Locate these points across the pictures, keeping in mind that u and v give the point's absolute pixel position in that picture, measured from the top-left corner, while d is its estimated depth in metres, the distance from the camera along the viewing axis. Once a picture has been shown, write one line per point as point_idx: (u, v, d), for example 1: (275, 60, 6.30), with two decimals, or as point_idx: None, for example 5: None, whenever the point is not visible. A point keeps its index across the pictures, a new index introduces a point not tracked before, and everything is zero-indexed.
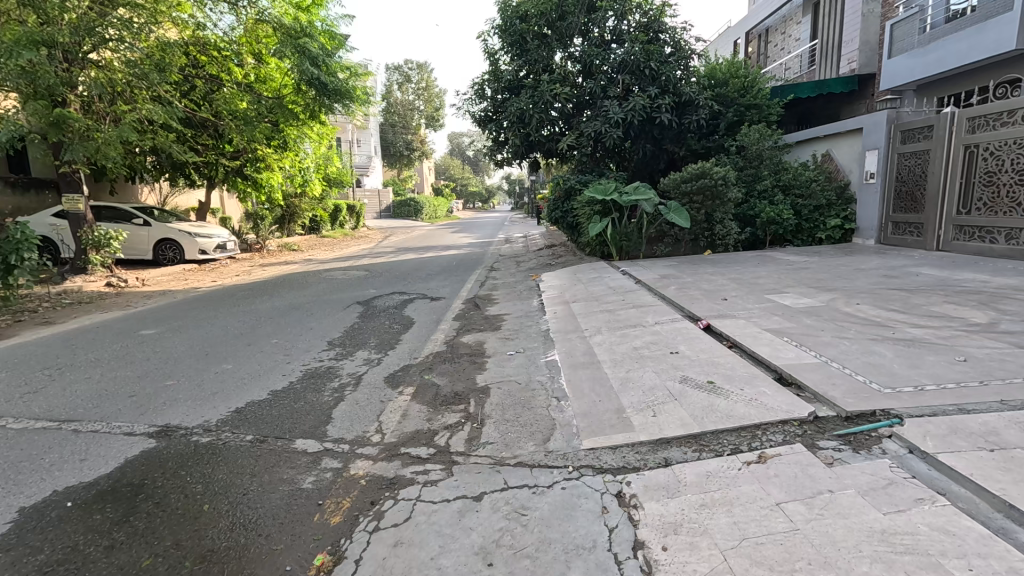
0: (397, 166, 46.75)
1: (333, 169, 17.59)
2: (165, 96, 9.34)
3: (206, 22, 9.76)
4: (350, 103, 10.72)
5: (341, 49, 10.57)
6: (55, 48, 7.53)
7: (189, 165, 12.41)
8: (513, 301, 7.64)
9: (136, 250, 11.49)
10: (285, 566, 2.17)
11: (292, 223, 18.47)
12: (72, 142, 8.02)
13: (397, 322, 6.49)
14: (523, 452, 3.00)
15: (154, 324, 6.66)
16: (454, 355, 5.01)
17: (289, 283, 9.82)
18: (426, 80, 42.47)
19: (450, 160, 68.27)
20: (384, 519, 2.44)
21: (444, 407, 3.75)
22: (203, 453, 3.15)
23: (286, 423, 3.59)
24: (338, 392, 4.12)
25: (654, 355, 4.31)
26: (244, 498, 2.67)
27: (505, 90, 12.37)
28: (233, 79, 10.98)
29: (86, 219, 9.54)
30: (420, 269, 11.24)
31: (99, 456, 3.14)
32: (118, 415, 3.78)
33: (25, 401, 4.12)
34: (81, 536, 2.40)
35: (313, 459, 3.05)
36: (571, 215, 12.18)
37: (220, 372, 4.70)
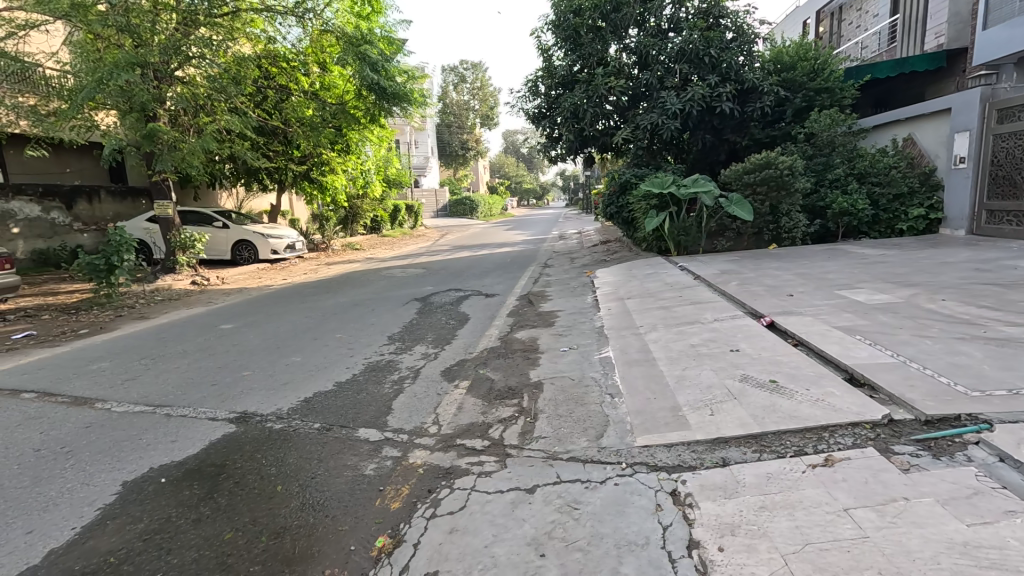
0: (453, 166, 47.67)
1: (392, 170, 18.19)
2: (241, 107, 10.06)
3: (276, 35, 10.38)
4: (407, 105, 11.11)
5: (399, 53, 10.93)
6: (148, 68, 8.23)
7: (262, 171, 13.25)
8: (567, 297, 7.63)
9: (216, 251, 12.42)
10: (349, 545, 2.31)
11: (355, 224, 19.29)
12: (161, 152, 8.83)
13: (452, 318, 6.65)
14: (576, 447, 3.01)
15: (232, 319, 7.19)
16: (507, 351, 5.08)
17: (352, 281, 10.29)
18: (481, 80, 43.01)
19: (505, 159, 68.77)
20: (441, 506, 2.54)
21: (498, 401, 3.82)
22: (276, 439, 3.40)
23: (350, 412, 3.79)
24: (398, 385, 4.30)
25: (713, 352, 4.18)
26: (312, 481, 2.86)
27: (558, 86, 12.28)
28: (301, 88, 11.61)
29: (174, 223, 10.44)
30: (474, 267, 11.42)
31: (187, 438, 3.46)
32: (202, 402, 4.14)
33: (126, 387, 4.59)
34: (173, 508, 2.67)
35: (375, 447, 3.21)
36: (626, 211, 11.92)
37: (290, 364, 5.02)
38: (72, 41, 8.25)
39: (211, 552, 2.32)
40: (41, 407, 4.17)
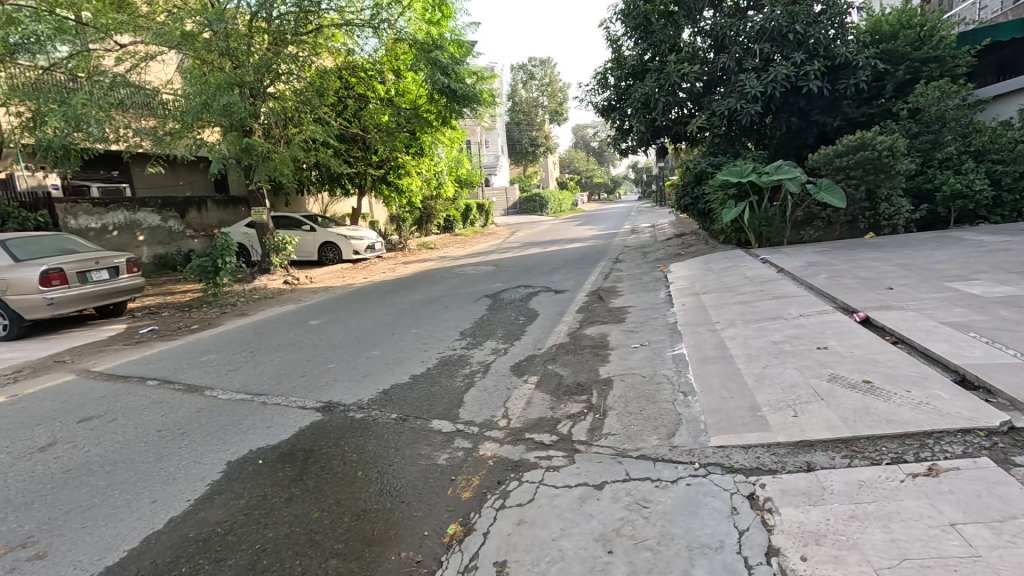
0: (523, 164, 47.83)
1: (464, 171, 18.65)
2: (324, 117, 10.81)
3: (355, 47, 10.98)
4: (477, 106, 11.38)
5: (469, 55, 11.16)
6: (245, 87, 9.01)
7: (344, 177, 14.09)
8: (638, 293, 7.43)
9: (304, 253, 13.37)
10: (423, 531, 2.42)
11: (429, 224, 19.97)
12: (258, 163, 9.68)
13: (523, 314, 6.72)
14: (647, 445, 2.95)
15: (319, 316, 7.72)
16: (577, 347, 5.06)
17: (427, 279, 10.70)
18: (550, 75, 44.12)
19: (575, 154, 67.87)
20: (510, 498, 2.59)
21: (566, 397, 3.82)
22: (357, 427, 3.63)
23: (425, 403, 3.97)
24: (469, 378, 4.45)
25: (798, 350, 3.90)
26: (389, 469, 3.02)
27: (629, 77, 11.99)
28: (378, 95, 12.20)
29: (269, 228, 11.37)
30: (544, 263, 11.43)
31: (281, 424, 3.79)
32: (294, 391, 4.50)
33: (230, 377, 5.10)
34: (268, 487, 2.94)
35: (447, 438, 3.33)
36: (703, 202, 11.36)
37: (370, 358, 5.33)
38: (182, 67, 9.22)
39: (301, 528, 2.53)
40: (161, 394, 4.73)
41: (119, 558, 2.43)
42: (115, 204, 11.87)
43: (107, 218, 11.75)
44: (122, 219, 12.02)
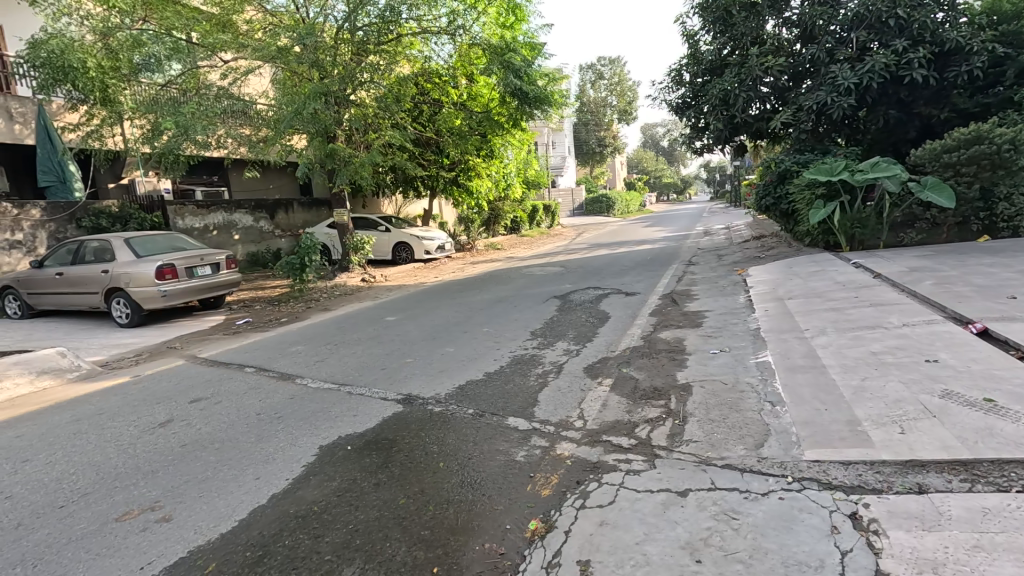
0: (589, 164, 47.36)
1: (532, 172, 18.80)
2: (401, 122, 11.26)
3: (431, 54, 11.29)
4: (548, 107, 11.44)
5: (540, 57, 11.23)
6: (330, 96, 9.55)
7: (417, 179, 14.61)
8: (715, 296, 7.16)
9: (380, 252, 14.02)
10: (505, 524, 2.48)
11: (496, 225, 20.24)
12: (340, 167, 10.28)
13: (593, 316, 6.66)
14: (732, 455, 2.83)
15: (395, 312, 8.07)
16: (652, 351, 4.95)
17: (495, 279, 10.87)
18: (619, 75, 43.08)
19: (643, 154, 66.27)
20: (590, 498, 2.59)
21: (642, 401, 3.75)
22: (436, 420, 3.77)
23: (499, 401, 4.04)
24: (542, 377, 4.48)
25: (902, 362, 3.60)
26: (469, 462, 3.11)
27: (706, 72, 11.57)
28: (452, 100, 12.54)
29: (348, 228, 12.01)
30: (613, 265, 11.25)
31: (366, 414, 4.01)
32: (376, 383, 4.75)
33: (318, 367, 5.47)
34: (357, 472, 3.12)
35: (524, 436, 3.37)
36: (786, 202, 10.67)
37: (445, 354, 5.52)
38: (276, 79, 9.96)
39: (390, 513, 2.66)
40: (259, 380, 5.15)
41: (230, 527, 2.67)
42: (216, 206, 12.95)
43: (210, 218, 12.83)
44: (222, 219, 13.11)
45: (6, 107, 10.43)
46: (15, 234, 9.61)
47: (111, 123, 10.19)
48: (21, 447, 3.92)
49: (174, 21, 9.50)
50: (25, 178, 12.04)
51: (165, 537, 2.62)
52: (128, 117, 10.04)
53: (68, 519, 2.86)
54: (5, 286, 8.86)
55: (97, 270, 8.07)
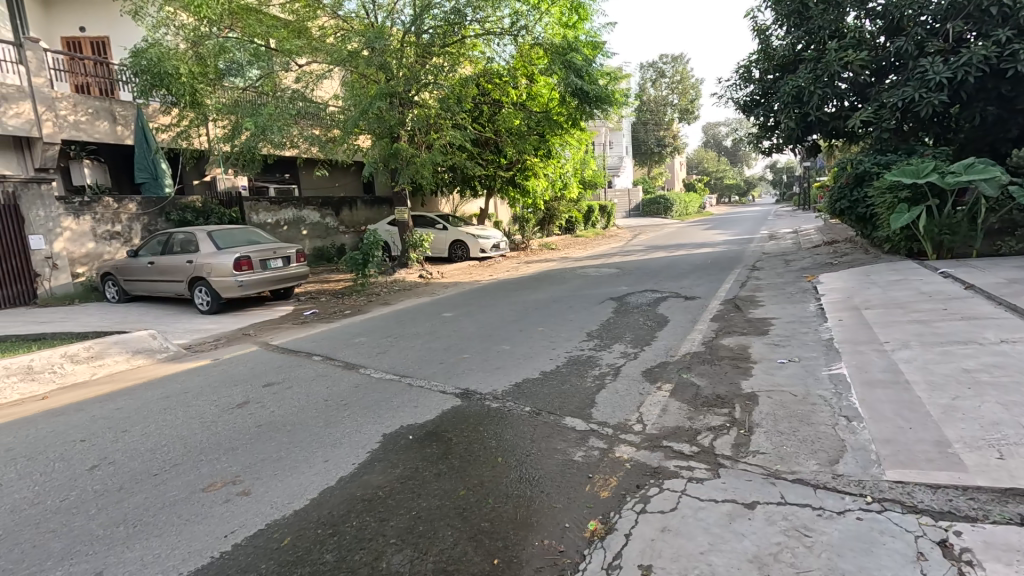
0: (647, 163, 46.41)
1: (589, 172, 18.66)
2: (462, 122, 11.45)
3: (493, 55, 11.38)
4: (608, 107, 11.33)
5: (601, 56, 11.12)
6: (395, 96, 9.86)
7: (475, 179, 14.83)
8: (782, 303, 6.83)
9: (437, 250, 14.35)
10: (564, 522, 2.49)
11: (551, 224, 20.18)
12: (402, 166, 10.61)
13: (651, 319, 6.52)
14: (804, 470, 2.70)
15: (452, 309, 8.27)
16: (714, 357, 4.79)
17: (550, 279, 10.86)
18: (682, 72, 42.09)
19: (704, 154, 64.01)
20: (651, 503, 2.55)
21: (705, 408, 3.64)
22: (494, 415, 3.83)
23: (556, 400, 4.05)
24: (599, 379, 4.45)
25: (999, 382, 3.31)
26: (527, 459, 3.14)
27: (777, 69, 11.04)
28: (511, 100, 12.60)
29: (408, 226, 12.40)
30: (672, 268, 10.95)
31: (425, 405, 4.14)
32: (435, 376, 4.89)
33: (380, 358, 5.69)
34: (418, 461, 3.22)
35: (581, 436, 3.37)
36: (864, 205, 9.95)
37: (501, 351, 5.60)
38: (345, 82, 10.42)
39: (450, 503, 2.74)
40: (326, 368, 5.42)
41: (303, 505, 2.84)
42: (287, 203, 13.71)
43: (281, 214, 13.59)
44: (292, 215, 13.86)
45: (110, 110, 11.51)
46: (115, 225, 10.57)
47: (197, 125, 10.99)
48: (120, 418, 4.33)
49: (255, 29, 10.34)
50: (124, 174, 13.23)
51: (245, 509, 2.83)
52: (212, 118, 10.78)
53: (162, 486, 3.14)
54: (106, 273, 9.78)
55: (183, 260, 8.74)
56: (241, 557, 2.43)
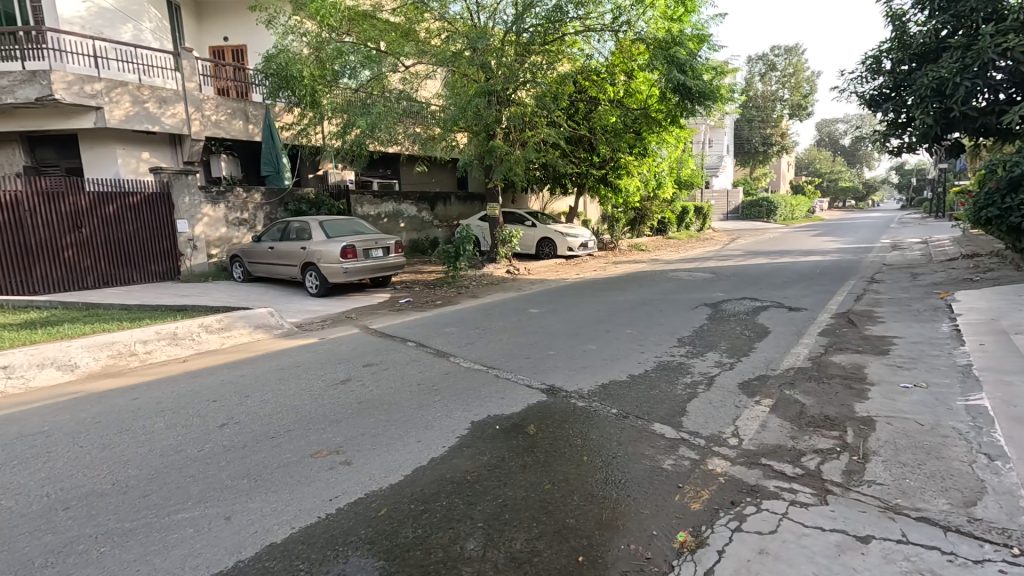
0: (750, 163, 43.49)
1: (686, 171, 17.87)
2: (557, 120, 11.45)
3: (592, 52, 11.33)
4: (712, 104, 10.78)
5: (707, 50, 10.60)
6: (494, 95, 10.07)
7: (567, 176, 14.76)
8: (906, 322, 6.11)
9: (525, 246, 14.52)
10: (652, 529, 2.42)
11: (642, 225, 19.60)
12: (496, 163, 10.82)
13: (749, 329, 6.13)
14: (931, 508, 2.41)
15: (538, 305, 8.33)
16: (823, 375, 4.40)
17: (639, 281, 10.57)
18: (795, 65, 38.88)
19: (816, 154, 58.74)
20: (747, 523, 2.41)
21: (811, 429, 3.36)
22: (580, 414, 3.82)
23: (645, 404, 3.95)
24: (691, 388, 4.25)
25: None
26: (613, 461, 3.10)
27: (914, 58, 9.83)
28: (608, 97, 12.38)
29: (499, 222, 12.65)
30: (774, 276, 10.19)
31: (512, 398, 4.22)
32: (521, 370, 4.97)
33: (468, 348, 5.88)
34: (504, 451, 3.30)
35: (671, 444, 3.26)
36: (1018, 214, 8.53)
37: (587, 350, 5.56)
38: (447, 82, 10.84)
39: (536, 495, 2.78)
40: (419, 354, 5.71)
41: (398, 480, 3.02)
42: (388, 197, 14.55)
43: (382, 207, 14.44)
44: (392, 209, 14.68)
45: (244, 110, 12.97)
46: (243, 213, 11.80)
47: (315, 123, 11.99)
48: (243, 385, 4.87)
49: (370, 33, 11.10)
50: (253, 168, 14.78)
51: (348, 477, 3.08)
52: (327, 116, 11.68)
53: (277, 448, 3.50)
54: (234, 255, 10.99)
55: (297, 246, 9.60)
56: (343, 520, 2.64)
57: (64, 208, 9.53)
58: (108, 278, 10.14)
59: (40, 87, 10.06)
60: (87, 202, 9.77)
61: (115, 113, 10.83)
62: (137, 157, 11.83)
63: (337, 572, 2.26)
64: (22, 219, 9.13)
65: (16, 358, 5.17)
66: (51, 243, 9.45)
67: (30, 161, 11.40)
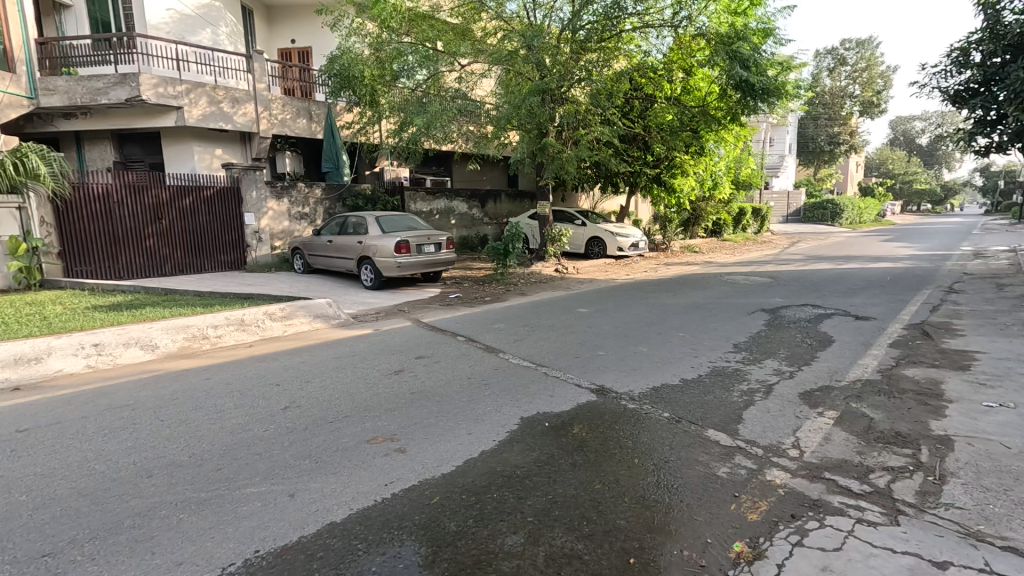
0: (814, 163, 41.29)
1: (745, 171, 17.17)
2: (612, 118, 11.29)
3: (649, 48, 11.12)
4: (776, 101, 10.33)
5: (773, 45, 10.17)
6: (548, 93, 10.03)
7: (619, 175, 14.54)
8: (991, 336, 5.63)
9: (574, 245, 14.42)
10: (705, 537, 2.37)
11: (696, 226, 19.02)
12: (548, 161, 10.81)
13: (811, 337, 5.84)
14: (1018, 539, 2.24)
15: (587, 305, 8.26)
16: (894, 389, 4.13)
17: (691, 283, 10.28)
18: (868, 59, 36.54)
19: (889, 154, 54.98)
20: (809, 538, 2.32)
21: (880, 445, 3.18)
22: (630, 416, 3.77)
23: (698, 410, 3.85)
24: (748, 395, 4.10)
25: None
26: (666, 465, 3.04)
27: (1009, 50, 9.01)
28: (665, 95, 12.10)
29: (548, 220, 12.63)
30: (839, 282, 9.65)
31: (560, 396, 4.22)
32: (570, 369, 4.96)
33: (517, 345, 5.93)
34: (554, 449, 3.31)
35: (726, 452, 3.17)
36: None
37: (638, 352, 5.47)
38: (501, 81, 10.92)
39: (586, 494, 2.78)
40: (468, 349, 5.80)
41: (450, 470, 3.10)
42: (440, 194, 14.83)
43: (434, 204, 14.74)
44: (443, 206, 14.96)
45: (308, 109, 13.57)
46: (305, 208, 12.32)
47: (373, 121, 12.38)
48: (304, 371, 5.12)
49: (428, 33, 11.32)
50: (314, 165, 15.44)
51: (402, 463, 3.18)
52: (385, 114, 12.03)
53: (335, 432, 3.66)
54: (295, 247, 11.52)
55: (354, 241, 9.96)
56: (398, 505, 2.74)
57: (147, 200, 10.33)
58: (182, 266, 10.88)
59: (130, 89, 10.94)
60: (167, 195, 10.54)
61: (194, 112, 11.61)
62: (212, 154, 12.61)
63: (392, 554, 2.35)
64: (111, 209, 9.97)
65: (105, 336, 5.67)
66: (135, 232, 10.27)
67: (118, 157, 12.38)
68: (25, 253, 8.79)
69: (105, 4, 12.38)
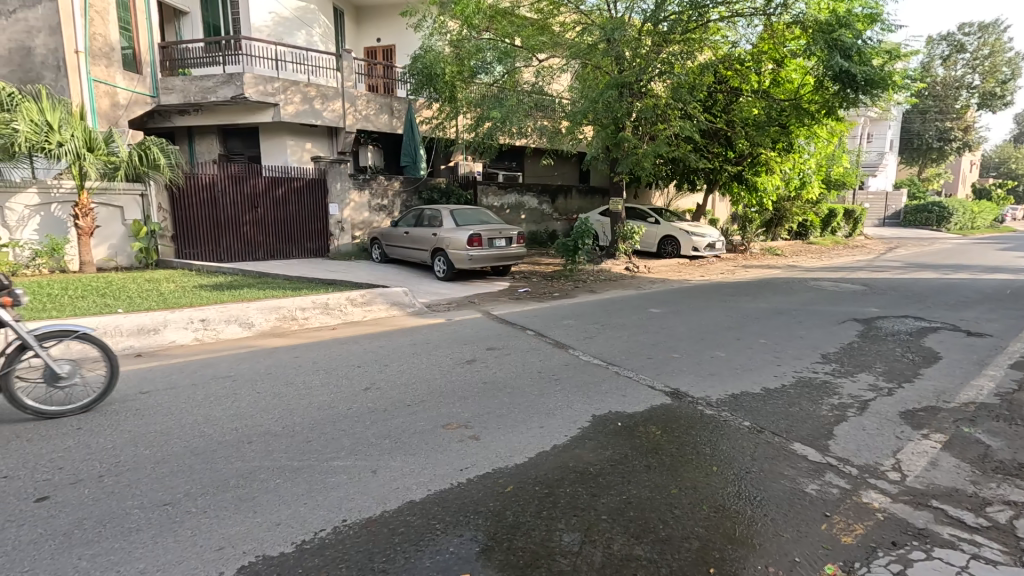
0: (919, 162, 37.54)
1: (837, 169, 15.92)
2: (693, 112, 10.84)
3: (738, 39, 10.62)
4: (881, 92, 9.39)
5: (880, 32, 9.33)
6: (627, 87, 9.74)
7: (697, 171, 13.96)
8: None
9: (646, 244, 14.03)
10: (793, 555, 2.25)
11: (779, 227, 17.90)
12: (623, 157, 10.57)
13: (913, 352, 5.33)
14: None
15: (659, 305, 8.03)
16: (1016, 415, 3.70)
17: (773, 287, 9.71)
18: (993, 45, 32.65)
19: (1012, 152, 48.86)
20: (914, 569, 2.14)
21: (999, 476, 2.86)
22: (707, 422, 3.64)
23: (783, 421, 3.64)
24: (839, 410, 3.81)
25: None
26: (747, 475, 2.91)
27: None
28: (752, 88, 11.48)
29: (620, 218, 12.37)
30: (947, 293, 8.73)
31: (634, 397, 4.14)
32: (642, 370, 4.85)
33: (587, 342, 5.87)
34: (627, 449, 3.26)
35: (816, 468, 2.97)
36: None
37: (715, 357, 5.24)
38: (578, 75, 10.76)
39: (661, 497, 2.72)
40: (537, 343, 5.83)
41: (522, 461, 3.14)
42: (511, 188, 14.90)
43: (505, 199, 14.86)
44: (514, 200, 15.04)
45: (389, 105, 14.12)
46: (384, 200, 12.86)
47: (451, 116, 12.69)
48: (382, 355, 5.37)
49: (507, 29, 11.36)
50: (393, 159, 16.07)
51: (476, 450, 3.26)
52: (462, 110, 12.30)
53: (411, 416, 3.80)
54: (373, 237, 12.06)
55: (429, 232, 10.29)
56: (473, 490, 2.81)
57: (246, 190, 11.21)
58: (273, 252, 11.72)
59: (235, 87, 11.94)
60: (263, 185, 11.38)
61: (288, 109, 12.46)
62: (303, 148, 13.45)
63: (468, 537, 2.42)
64: (216, 197, 10.93)
65: (210, 313, 6.24)
66: (235, 219, 11.19)
67: (223, 150, 13.55)
68: (146, 235, 10.13)
69: (216, 10, 13.54)
